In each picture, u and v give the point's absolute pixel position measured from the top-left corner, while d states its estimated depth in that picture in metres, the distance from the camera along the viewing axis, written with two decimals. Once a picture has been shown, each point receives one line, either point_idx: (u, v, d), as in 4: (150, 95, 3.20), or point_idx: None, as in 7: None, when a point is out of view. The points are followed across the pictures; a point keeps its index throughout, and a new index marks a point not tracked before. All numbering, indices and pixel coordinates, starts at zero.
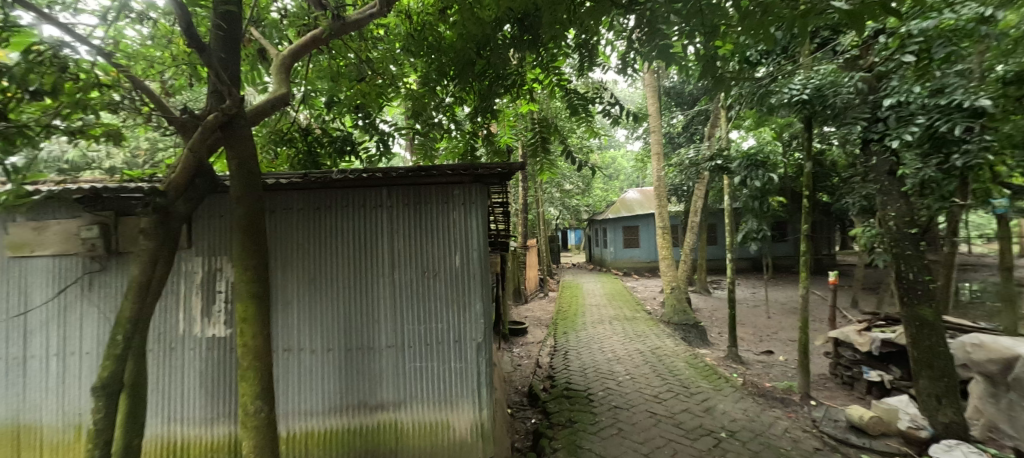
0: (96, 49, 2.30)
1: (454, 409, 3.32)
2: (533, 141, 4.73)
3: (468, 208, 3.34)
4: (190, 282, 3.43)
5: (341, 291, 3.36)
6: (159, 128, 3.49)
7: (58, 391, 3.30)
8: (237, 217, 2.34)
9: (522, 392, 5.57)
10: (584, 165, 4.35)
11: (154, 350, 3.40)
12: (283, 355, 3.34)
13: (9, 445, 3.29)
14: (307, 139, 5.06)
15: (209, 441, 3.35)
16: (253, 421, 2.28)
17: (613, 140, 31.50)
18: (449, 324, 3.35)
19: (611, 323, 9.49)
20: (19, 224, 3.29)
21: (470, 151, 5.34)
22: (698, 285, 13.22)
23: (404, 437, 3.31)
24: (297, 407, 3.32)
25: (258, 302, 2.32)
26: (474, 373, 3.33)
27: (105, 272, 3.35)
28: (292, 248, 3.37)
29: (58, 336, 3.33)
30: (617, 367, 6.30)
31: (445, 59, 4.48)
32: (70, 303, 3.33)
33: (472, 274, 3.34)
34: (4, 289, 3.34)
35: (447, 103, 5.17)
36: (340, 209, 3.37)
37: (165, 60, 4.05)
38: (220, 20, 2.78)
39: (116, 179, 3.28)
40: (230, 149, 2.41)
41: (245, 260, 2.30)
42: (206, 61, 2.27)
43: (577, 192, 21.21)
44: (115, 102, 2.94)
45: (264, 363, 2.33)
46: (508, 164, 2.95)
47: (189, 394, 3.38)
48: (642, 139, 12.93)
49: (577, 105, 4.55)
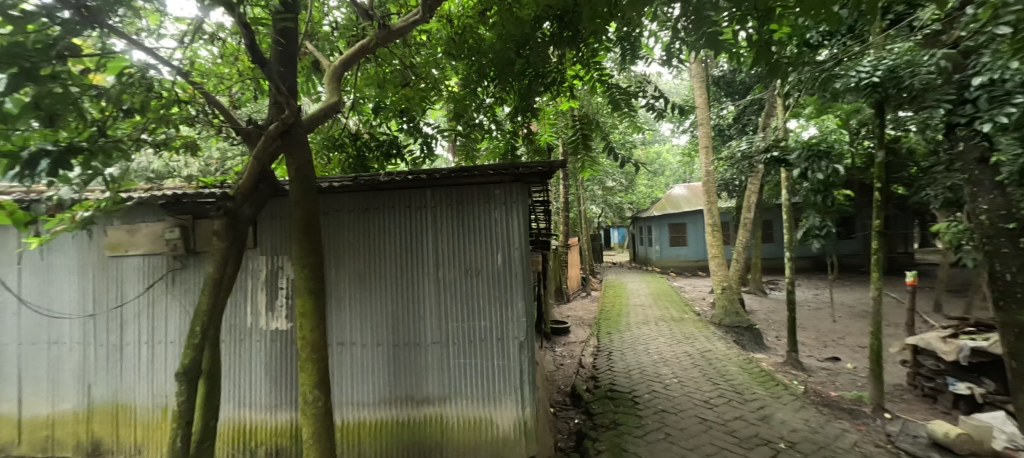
0: (175, 69, 2.54)
1: (497, 406, 3.35)
2: (574, 138, 4.64)
3: (509, 207, 3.37)
4: (256, 279, 3.74)
5: (389, 289, 3.51)
6: (229, 139, 3.83)
7: (148, 375, 3.71)
8: (296, 219, 2.52)
9: (565, 392, 5.52)
10: (628, 161, 4.20)
11: (226, 341, 3.73)
12: (337, 348, 3.55)
13: (111, 421, 3.75)
14: (357, 143, 5.30)
15: (274, 426, 3.63)
16: (312, 409, 2.45)
17: (658, 136, 30.38)
18: (491, 322, 3.39)
19: (657, 324, 9.18)
20: (117, 227, 3.74)
21: (510, 151, 5.37)
22: (753, 285, 12.45)
23: (450, 431, 3.40)
24: (350, 398, 3.51)
25: (315, 299, 2.49)
26: (517, 372, 3.34)
27: (185, 270, 3.72)
28: (344, 247, 3.56)
29: (148, 326, 3.74)
30: (664, 370, 6.08)
31: (485, 60, 4.53)
32: (157, 297, 3.74)
33: (514, 273, 3.36)
34: (105, 284, 3.81)
35: (488, 104, 5.24)
36: (387, 209, 3.51)
37: (233, 76, 4.43)
38: (280, 36, 3.02)
39: (193, 185, 3.63)
40: (289, 156, 2.60)
41: (303, 259, 2.47)
42: (268, 75, 2.47)
43: (620, 189, 20.72)
44: (191, 117, 3.28)
45: (321, 356, 2.50)
46: (548, 163, 2.93)
47: (256, 382, 3.68)
48: (689, 133, 12.38)
49: (620, 100, 4.40)
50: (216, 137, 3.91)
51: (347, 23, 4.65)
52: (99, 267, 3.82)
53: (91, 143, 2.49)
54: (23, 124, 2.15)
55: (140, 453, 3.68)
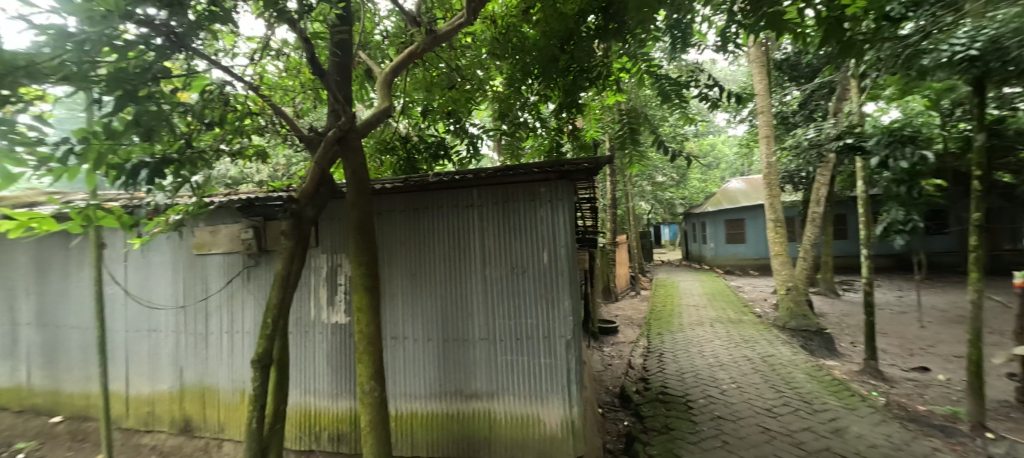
0: (247, 84, 2.80)
1: (545, 404, 3.35)
2: (621, 133, 4.47)
3: (555, 205, 3.35)
4: (318, 276, 4.02)
5: (439, 286, 3.63)
6: (294, 146, 4.13)
7: (229, 361, 4.12)
8: (353, 220, 2.68)
9: (614, 392, 5.41)
10: (679, 154, 3.98)
11: (294, 333, 4.05)
12: (390, 342, 3.74)
13: (199, 402, 4.21)
14: (407, 146, 5.51)
15: (335, 413, 3.89)
16: (369, 398, 2.61)
17: (712, 126, 28.58)
18: (538, 320, 3.40)
19: (712, 325, 8.71)
20: (201, 229, 4.18)
21: (556, 148, 5.35)
22: (822, 285, 11.42)
23: (497, 426, 3.45)
24: (403, 390, 3.68)
25: (370, 294, 2.64)
26: (564, 370, 3.31)
27: (258, 267, 4.09)
28: (396, 245, 3.74)
29: (228, 318, 4.16)
30: (721, 374, 5.76)
31: (529, 59, 4.53)
32: (235, 292, 4.14)
33: (561, 271, 3.34)
34: (193, 280, 4.29)
35: (532, 102, 5.25)
36: (436, 209, 3.63)
37: (296, 87, 4.78)
38: (336, 49, 3.21)
39: (264, 189, 3.98)
40: (346, 161, 2.77)
41: (359, 256, 2.63)
42: (327, 85, 2.65)
43: (671, 184, 19.80)
44: (261, 126, 3.61)
45: (376, 349, 2.64)
46: (594, 159, 2.88)
47: (319, 371, 3.96)
48: (748, 122, 11.54)
49: (669, 91, 4.24)
50: (283, 145, 4.24)
51: (398, 31, 4.86)
52: (188, 264, 4.30)
53: (181, 154, 2.82)
54: (127, 139, 2.49)
55: (223, 431, 4.11)
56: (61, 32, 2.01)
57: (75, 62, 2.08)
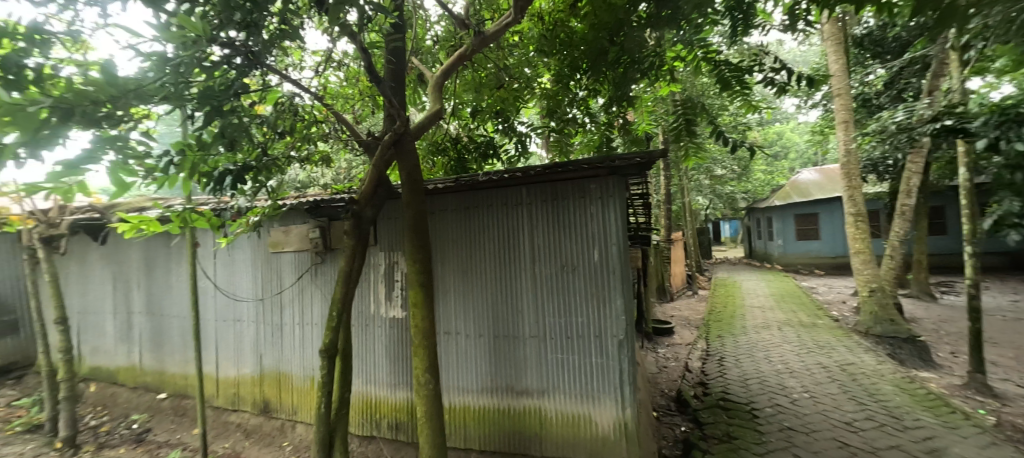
0: (313, 94, 3.03)
1: (596, 404, 3.28)
2: (676, 125, 4.16)
3: (606, 201, 3.27)
4: (377, 273, 4.26)
5: (489, 283, 3.70)
6: (354, 151, 4.40)
7: (300, 350, 4.50)
8: (408, 219, 2.81)
9: (669, 396, 5.18)
10: (741, 145, 3.69)
11: (356, 325, 4.32)
12: (444, 337, 3.89)
13: (276, 386, 4.64)
14: (457, 147, 5.64)
15: (393, 402, 4.10)
16: (424, 390, 2.73)
17: (779, 112, 26.21)
18: (589, 319, 3.34)
19: (780, 329, 8.05)
20: (276, 229, 4.60)
21: (605, 143, 5.16)
22: (914, 287, 10.11)
23: (548, 424, 3.45)
24: (456, 383, 3.81)
25: (424, 291, 2.75)
26: (616, 371, 3.22)
27: (324, 264, 4.41)
28: (448, 243, 3.87)
29: (299, 310, 4.53)
30: (791, 382, 5.31)
31: (577, 53, 4.42)
32: (304, 286, 4.50)
33: (612, 269, 3.26)
34: (269, 275, 4.73)
35: (581, 97, 5.15)
36: (486, 208, 3.70)
37: (356, 95, 5.07)
38: (391, 56, 3.39)
39: (329, 191, 4.28)
40: (401, 163, 2.90)
41: (414, 254, 2.76)
42: (382, 91, 2.80)
43: (732, 177, 18.52)
44: (325, 133, 3.89)
45: (430, 343, 2.75)
46: (647, 153, 2.76)
47: (378, 362, 4.20)
48: (821, 107, 10.50)
49: (729, 78, 3.97)
50: (344, 150, 4.53)
51: (448, 35, 5.00)
52: (265, 261, 4.75)
53: (258, 161, 3.13)
54: (214, 150, 2.79)
55: (296, 413, 4.49)
56: (161, 58, 2.31)
57: (172, 84, 2.36)
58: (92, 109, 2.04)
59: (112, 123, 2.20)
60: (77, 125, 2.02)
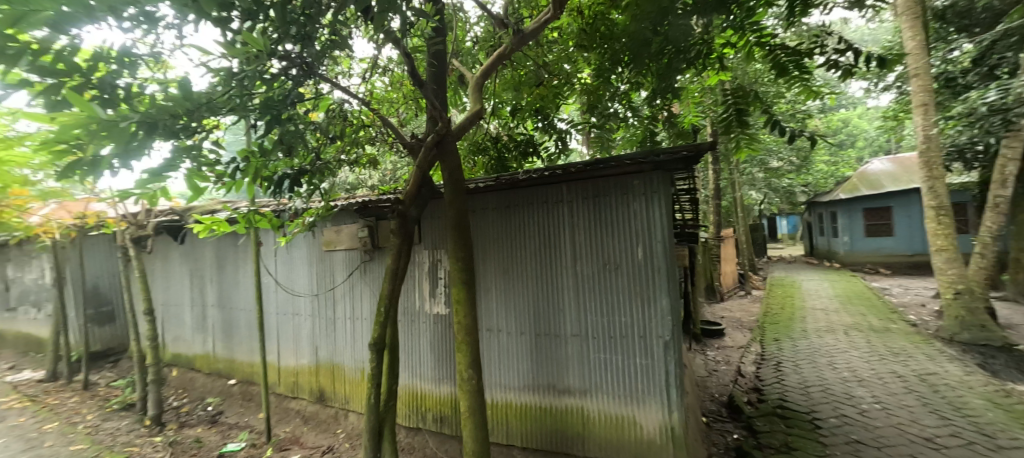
0: (361, 100, 3.18)
1: (641, 406, 3.19)
2: (725, 116, 3.87)
3: (650, 198, 3.15)
4: (421, 270, 4.40)
5: (531, 281, 3.71)
6: (400, 153, 4.56)
7: (351, 343, 4.75)
8: (450, 217, 2.87)
9: (720, 401, 4.94)
10: (800, 134, 3.39)
11: (402, 321, 4.50)
12: (486, 334, 3.96)
13: (330, 376, 4.93)
14: (497, 146, 5.68)
15: (438, 397, 4.23)
16: (467, 385, 2.79)
17: (844, 97, 24.10)
18: (633, 319, 3.25)
19: (846, 333, 7.41)
20: (329, 229, 4.88)
21: (649, 138, 4.98)
22: (1010, 289, 8.93)
23: (591, 424, 3.40)
24: (499, 380, 3.87)
25: (466, 288, 2.81)
26: (662, 373, 3.10)
27: (372, 262, 4.61)
28: (490, 241, 3.93)
29: (350, 305, 4.78)
30: (859, 391, 4.87)
31: (619, 46, 4.22)
32: (355, 283, 4.74)
33: (657, 268, 3.14)
34: (324, 271, 5.02)
35: (623, 90, 5.00)
36: (526, 206, 3.71)
37: (400, 99, 5.24)
38: (433, 59, 3.48)
39: (376, 192, 4.47)
40: (443, 163, 2.97)
41: (457, 252, 2.82)
42: (425, 94, 2.95)
43: (790, 170, 17.26)
44: (372, 136, 4.06)
45: (473, 339, 2.81)
46: (695, 146, 2.62)
47: (424, 357, 4.35)
48: (895, 89, 9.52)
49: (786, 62, 3.68)
50: (390, 152, 4.70)
51: (487, 35, 5.04)
52: (319, 259, 5.06)
53: (312, 165, 3.35)
54: (274, 156, 3.02)
55: (348, 403, 4.75)
56: (227, 73, 2.55)
57: (238, 96, 2.57)
58: (171, 122, 2.27)
59: (187, 133, 2.43)
60: (159, 137, 2.27)
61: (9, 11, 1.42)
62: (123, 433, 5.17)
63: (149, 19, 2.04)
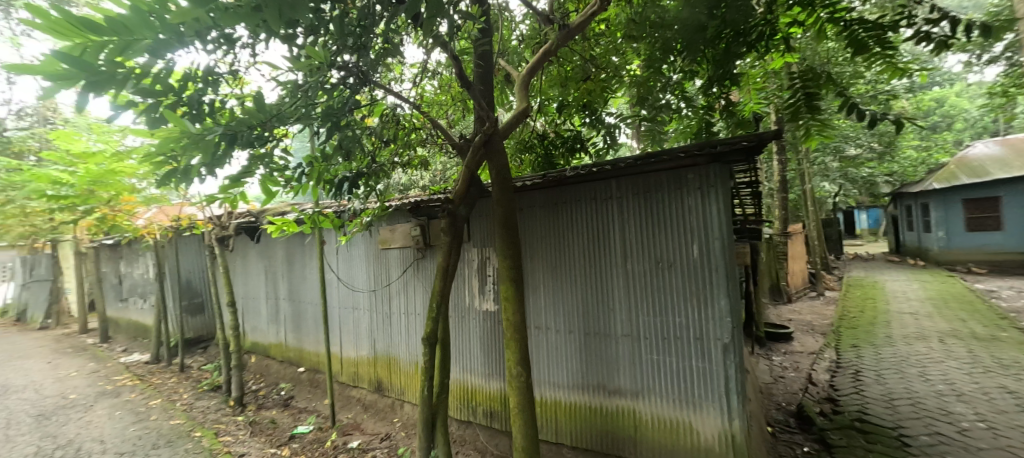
0: (412, 104, 3.32)
1: (697, 411, 3.01)
2: (791, 101, 3.47)
3: (705, 192, 2.94)
4: (471, 268, 4.51)
5: (580, 279, 3.66)
6: (449, 153, 4.69)
7: (406, 337, 4.97)
8: (498, 216, 2.91)
9: (787, 410, 4.56)
10: (883, 117, 3.00)
11: (454, 317, 4.63)
12: (535, 331, 3.99)
13: (387, 368, 5.20)
14: (544, 143, 5.66)
15: (488, 392, 4.31)
16: (516, 382, 2.81)
17: (937, 73, 21.33)
18: (687, 320, 3.07)
19: (941, 341, 6.54)
20: (384, 228, 5.13)
21: (705, 129, 4.73)
22: None
23: (643, 427, 3.30)
24: (548, 377, 3.89)
25: (515, 285, 2.83)
26: (721, 378, 2.89)
27: (424, 259, 4.79)
28: (538, 239, 3.93)
29: (404, 300, 5.00)
30: (959, 407, 4.28)
31: (671, 34, 3.92)
32: (409, 279, 4.96)
33: (715, 267, 2.92)
34: (380, 268, 5.30)
35: (676, 80, 4.76)
36: (575, 203, 3.66)
37: (449, 101, 5.39)
38: (480, 60, 3.54)
39: (428, 192, 4.63)
40: (490, 162, 3.01)
41: (504, 250, 2.85)
42: (473, 95, 3.02)
43: (871, 158, 15.53)
44: (423, 138, 4.22)
45: (521, 337, 2.82)
46: (756, 135, 2.40)
47: (474, 352, 4.45)
48: (1005, 61, 8.23)
49: (865, 38, 3.23)
50: (440, 153, 4.84)
51: (533, 33, 5.03)
52: (376, 256, 5.34)
53: (369, 168, 3.56)
54: (335, 160, 3.25)
55: (404, 394, 4.98)
56: (294, 85, 2.77)
57: (303, 106, 2.78)
58: (248, 133, 2.46)
59: (261, 143, 2.61)
60: (238, 147, 2.46)
61: (117, 39, 1.66)
62: (212, 411, 5.82)
63: (228, 40, 2.25)
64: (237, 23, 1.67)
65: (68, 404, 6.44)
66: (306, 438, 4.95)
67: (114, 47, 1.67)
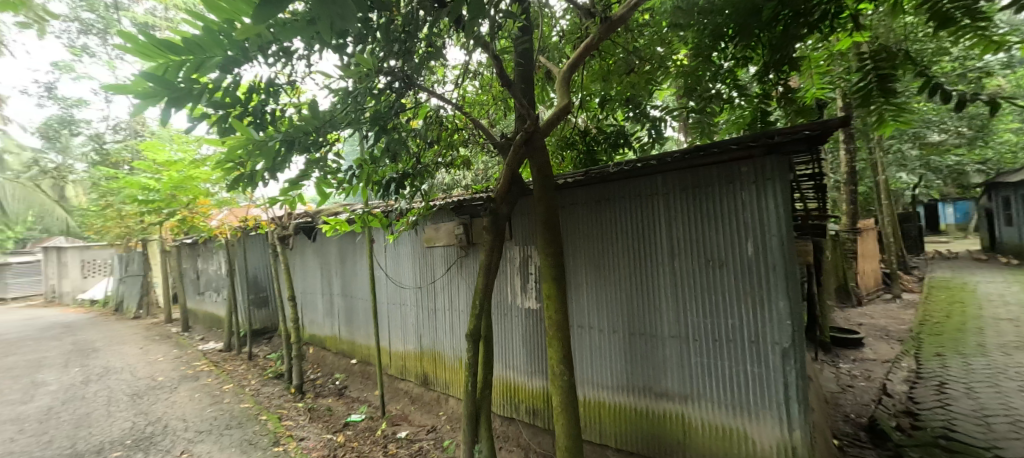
0: (454, 105, 3.37)
1: (753, 419, 2.83)
2: (862, 85, 3.14)
3: (761, 186, 2.73)
4: (513, 266, 4.53)
5: (624, 278, 3.58)
6: (491, 152, 4.74)
7: (450, 332, 5.09)
8: (539, 213, 2.90)
9: (857, 423, 4.19)
10: (978, 99, 2.64)
11: (497, 314, 4.69)
12: (578, 331, 3.97)
13: (433, 362, 5.36)
14: (585, 139, 5.55)
15: (530, 389, 4.32)
16: (559, 381, 2.80)
17: None
18: (742, 322, 2.88)
19: None
20: (429, 227, 5.29)
21: (760, 119, 4.40)
22: None
23: (693, 432, 3.16)
24: (591, 378, 3.86)
25: (557, 284, 2.81)
26: (780, 385, 2.69)
27: (467, 257, 4.87)
28: (581, 236, 3.89)
29: (448, 297, 5.13)
30: None
31: (721, 20, 3.68)
32: (452, 276, 5.08)
33: (772, 266, 2.71)
34: (426, 265, 5.47)
35: (727, 68, 4.49)
36: (619, 200, 3.57)
37: (490, 101, 5.43)
38: (521, 58, 3.53)
39: (470, 191, 4.69)
40: (532, 160, 3.00)
41: (547, 248, 2.84)
42: (513, 93, 3.03)
43: (959, 144, 13.79)
44: (466, 138, 4.30)
45: (563, 336, 2.80)
46: (820, 123, 2.18)
47: (517, 350, 4.48)
48: None
49: (950, 9, 2.70)
50: (482, 152, 4.89)
51: (574, 28, 4.94)
52: (422, 254, 5.52)
53: (414, 169, 3.68)
54: (382, 162, 3.39)
55: (448, 388, 5.11)
56: (345, 91, 2.93)
57: (352, 112, 2.93)
58: (304, 138, 2.63)
59: (316, 147, 2.79)
60: (296, 151, 2.65)
61: (193, 58, 1.83)
62: (276, 397, 6.31)
63: (286, 53, 2.41)
64: (294, 36, 1.79)
65: (157, 385, 7.24)
66: (358, 426, 5.23)
67: (190, 65, 1.86)
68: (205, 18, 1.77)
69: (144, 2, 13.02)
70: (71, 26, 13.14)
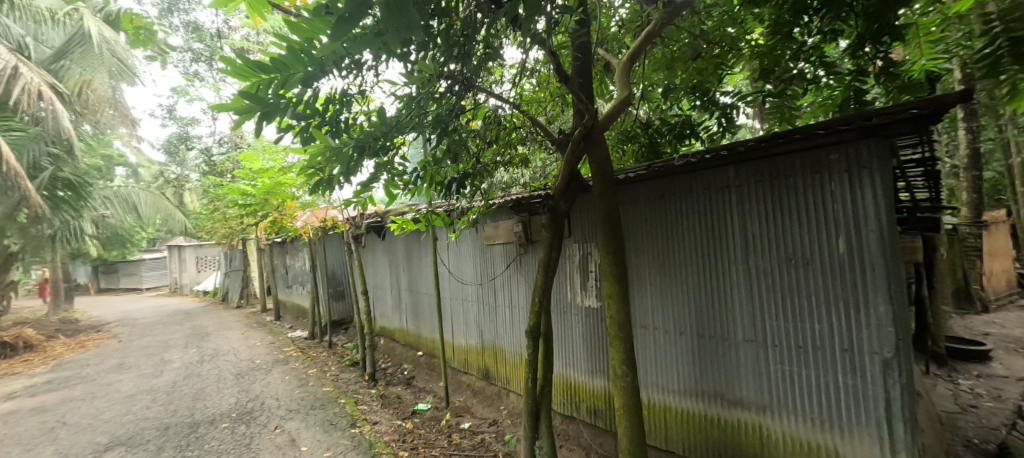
0: (513, 105, 3.40)
1: (845, 437, 2.53)
2: (987, 51, 2.64)
3: (855, 175, 2.41)
4: (573, 264, 4.48)
5: (692, 277, 3.38)
6: (549, 149, 4.71)
7: (511, 328, 5.17)
8: (599, 209, 2.83)
9: (982, 450, 3.57)
10: None
11: (557, 312, 4.66)
12: (641, 331, 3.84)
13: (494, 357, 5.48)
14: (648, 132, 5.33)
15: (591, 389, 4.26)
16: (622, 382, 2.71)
17: None
18: (831, 327, 2.59)
19: None
20: (489, 225, 5.39)
21: (853, 98, 3.88)
22: None
23: (771, 446, 2.91)
24: (656, 381, 3.71)
25: (618, 282, 2.72)
26: (879, 400, 2.37)
27: (527, 254, 4.90)
28: (645, 233, 3.74)
29: (509, 293, 5.20)
30: None
31: None
32: (513, 273, 5.14)
33: (869, 265, 2.39)
34: (487, 262, 5.58)
35: (812, 44, 4.03)
36: (685, 195, 3.38)
37: (547, 98, 5.40)
38: (579, 52, 3.45)
39: (528, 189, 4.70)
40: (591, 155, 2.94)
41: (607, 245, 2.76)
42: (572, 89, 2.98)
43: None
44: (524, 135, 4.32)
45: (626, 335, 2.71)
46: (930, 99, 1.87)
47: (577, 348, 4.43)
48: None
49: None
50: (540, 150, 4.88)
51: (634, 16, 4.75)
52: (482, 251, 5.65)
53: (474, 168, 3.79)
54: (444, 164, 3.52)
55: (509, 383, 5.21)
56: (409, 97, 3.07)
57: (415, 117, 3.07)
58: (372, 143, 2.77)
59: (384, 152, 2.94)
60: (366, 156, 2.81)
61: (278, 75, 2.04)
62: (352, 383, 6.86)
63: (358, 65, 2.58)
64: (362, 49, 1.91)
65: (255, 367, 8.21)
66: (424, 415, 5.50)
67: (278, 82, 2.06)
68: (289, 39, 1.95)
69: (240, 29, 14.71)
70: (185, 55, 15.27)
